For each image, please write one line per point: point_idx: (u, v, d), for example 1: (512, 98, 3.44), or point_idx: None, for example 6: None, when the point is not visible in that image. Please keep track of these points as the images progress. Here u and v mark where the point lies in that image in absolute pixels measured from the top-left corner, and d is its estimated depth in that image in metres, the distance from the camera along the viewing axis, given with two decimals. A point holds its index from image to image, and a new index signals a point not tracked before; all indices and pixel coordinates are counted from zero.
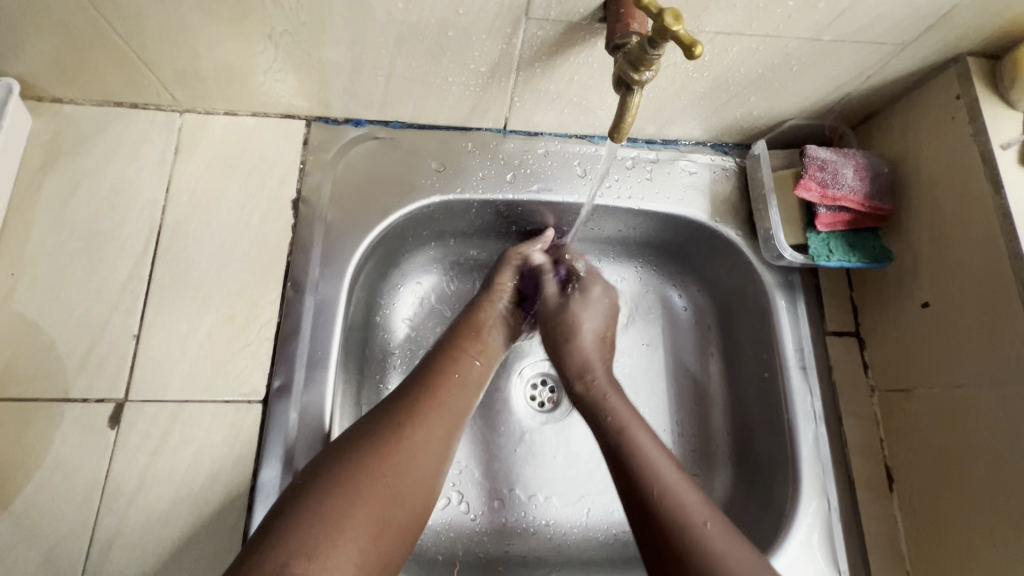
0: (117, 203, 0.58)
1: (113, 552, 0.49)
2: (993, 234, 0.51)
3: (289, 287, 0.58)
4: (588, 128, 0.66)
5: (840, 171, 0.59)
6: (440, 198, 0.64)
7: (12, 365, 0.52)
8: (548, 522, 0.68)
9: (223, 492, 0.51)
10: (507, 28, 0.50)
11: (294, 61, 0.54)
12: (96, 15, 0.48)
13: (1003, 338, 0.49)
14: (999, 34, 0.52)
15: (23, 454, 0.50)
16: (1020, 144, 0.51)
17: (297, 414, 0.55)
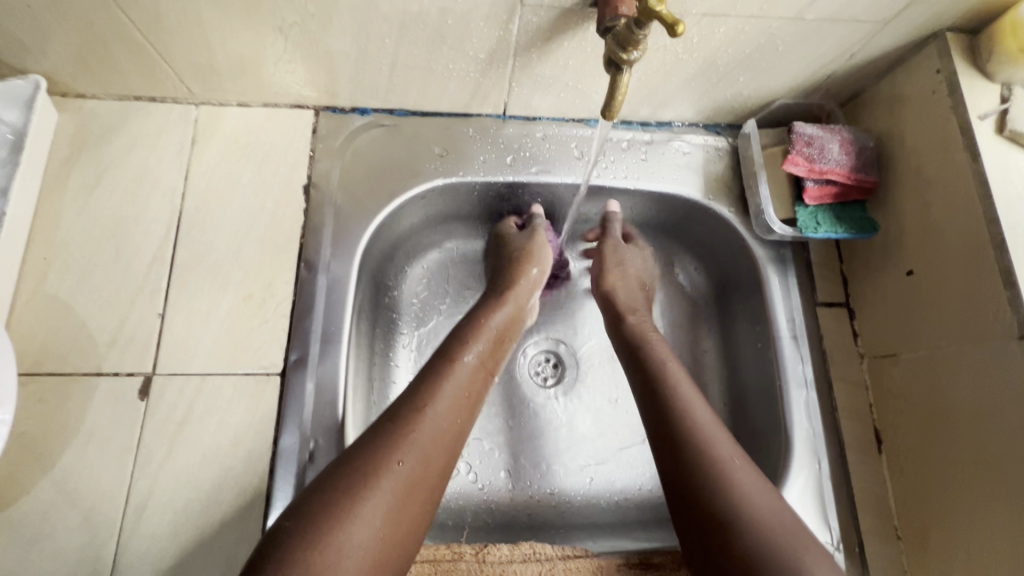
0: (139, 191, 0.62)
1: (146, 513, 0.52)
2: (972, 201, 0.53)
3: (302, 267, 0.62)
4: (584, 111, 0.68)
5: (827, 146, 0.61)
6: (444, 181, 0.67)
7: (47, 343, 0.56)
8: (553, 490, 0.71)
9: (246, 458, 0.55)
10: (503, 15, 0.52)
11: (302, 52, 0.57)
12: (118, 12, 0.51)
13: (981, 299, 0.52)
14: (976, 10, 0.54)
15: (60, 424, 0.54)
16: (997, 114, 0.54)
17: (313, 385, 0.58)
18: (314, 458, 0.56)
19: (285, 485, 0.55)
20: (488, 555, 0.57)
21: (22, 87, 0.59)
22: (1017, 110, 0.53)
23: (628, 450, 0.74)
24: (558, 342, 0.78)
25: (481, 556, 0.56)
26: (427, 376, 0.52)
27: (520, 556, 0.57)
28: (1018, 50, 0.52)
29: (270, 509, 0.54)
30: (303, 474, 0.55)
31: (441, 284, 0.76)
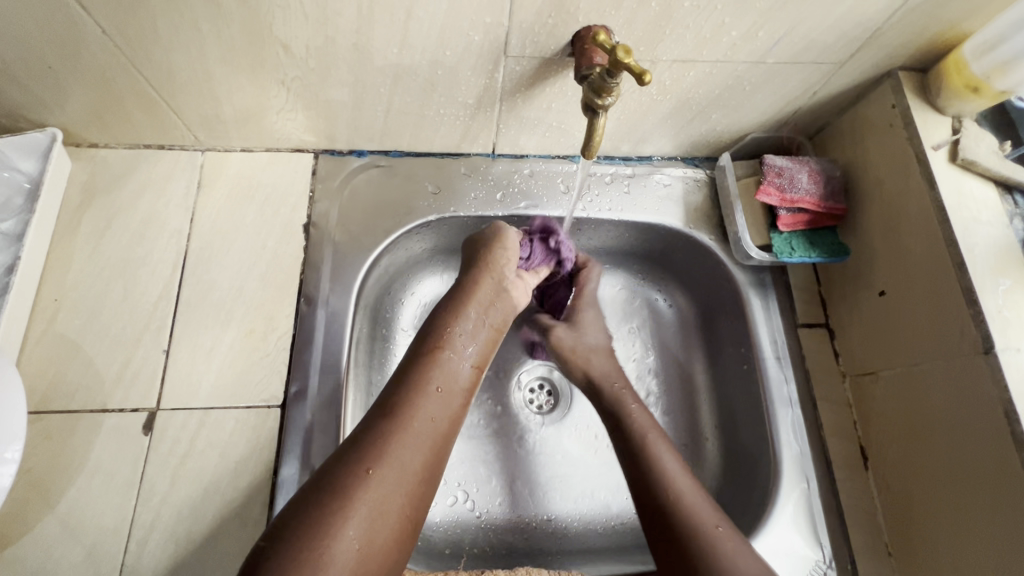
0: (147, 233, 0.65)
1: (148, 547, 0.53)
2: (932, 224, 0.56)
3: (302, 302, 0.64)
4: (569, 148, 0.72)
5: (796, 176, 0.65)
6: (437, 218, 0.71)
7: (56, 380, 0.58)
8: (549, 517, 0.72)
9: (247, 489, 0.56)
10: (489, 66, 0.57)
11: (303, 102, 0.61)
12: (133, 70, 0.56)
13: (948, 317, 0.54)
14: (924, 51, 0.58)
15: (66, 460, 0.56)
16: (949, 144, 0.58)
17: (313, 416, 0.60)
18: None
19: None
20: None
21: (39, 138, 0.63)
22: (967, 141, 0.57)
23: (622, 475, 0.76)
24: (551, 369, 0.81)
25: None
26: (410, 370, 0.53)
27: None
28: (962, 87, 0.57)
29: None
30: None
31: None
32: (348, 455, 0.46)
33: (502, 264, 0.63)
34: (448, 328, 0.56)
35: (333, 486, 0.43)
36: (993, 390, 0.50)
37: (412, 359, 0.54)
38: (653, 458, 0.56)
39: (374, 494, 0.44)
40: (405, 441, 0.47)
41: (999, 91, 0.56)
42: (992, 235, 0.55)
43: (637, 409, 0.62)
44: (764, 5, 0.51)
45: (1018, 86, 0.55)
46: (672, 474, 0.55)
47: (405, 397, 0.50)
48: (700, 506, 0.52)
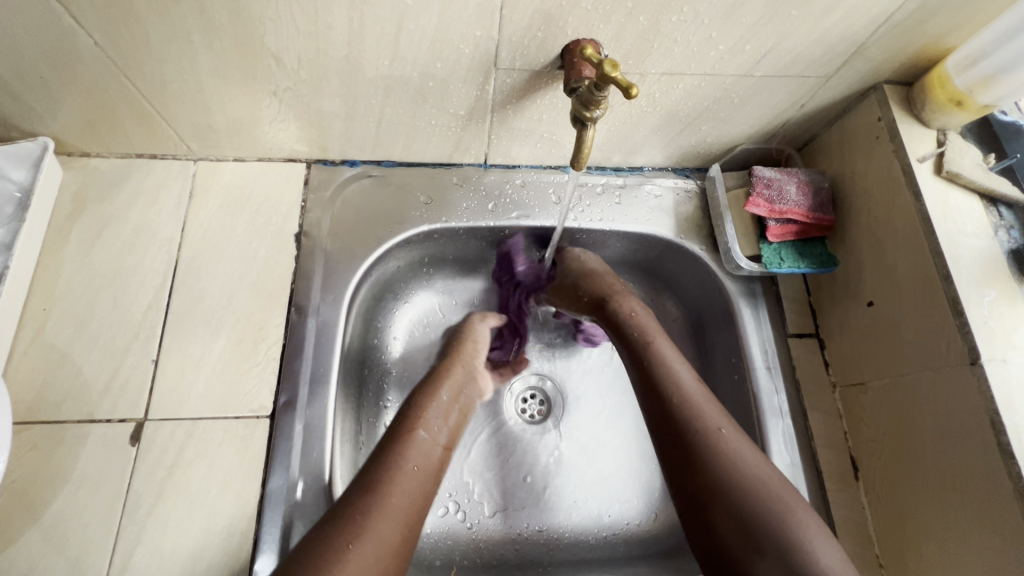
0: (138, 242, 0.65)
1: (134, 560, 0.53)
2: (918, 236, 0.57)
3: (292, 311, 0.64)
4: (560, 159, 0.73)
5: (784, 188, 0.66)
6: (428, 228, 0.71)
7: (43, 390, 0.58)
8: (540, 528, 0.72)
9: (234, 500, 0.56)
10: (480, 78, 0.57)
11: (295, 112, 0.62)
12: (125, 81, 0.56)
13: (935, 329, 0.55)
14: (909, 65, 0.59)
15: (52, 471, 0.55)
16: (935, 157, 0.59)
17: (302, 426, 0.60)
18: (302, 500, 0.57)
19: (272, 529, 0.55)
20: None
21: (30, 148, 0.63)
22: (952, 154, 0.58)
23: (613, 485, 0.75)
24: (543, 378, 0.80)
25: None
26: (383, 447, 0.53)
27: None
28: (946, 101, 0.58)
29: (258, 553, 0.54)
30: (290, 517, 0.56)
31: (428, 323, 0.79)
32: (323, 535, 0.45)
33: (468, 356, 0.69)
34: (421, 411, 0.58)
35: (312, 563, 0.43)
36: (980, 401, 0.50)
37: (389, 436, 0.55)
38: (691, 409, 0.53)
39: (349, 571, 0.43)
40: (382, 518, 0.47)
41: (982, 105, 0.57)
42: (978, 247, 0.55)
43: (670, 351, 0.60)
44: (750, 19, 0.51)
45: (1001, 100, 0.56)
46: (710, 424, 0.52)
47: (378, 474, 0.50)
48: (751, 458, 0.50)
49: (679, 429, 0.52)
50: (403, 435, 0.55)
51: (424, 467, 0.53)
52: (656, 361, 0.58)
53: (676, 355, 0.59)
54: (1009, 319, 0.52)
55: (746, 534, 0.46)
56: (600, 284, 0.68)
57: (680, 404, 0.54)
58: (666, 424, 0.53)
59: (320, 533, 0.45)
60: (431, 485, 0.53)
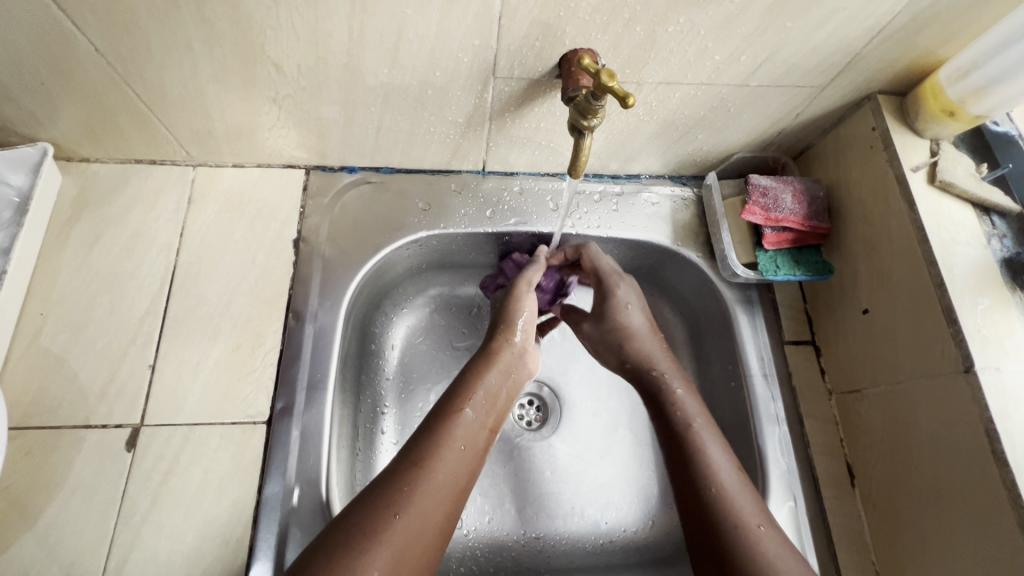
0: (136, 248, 0.65)
1: (127, 567, 0.52)
2: (912, 244, 0.57)
3: (290, 317, 0.64)
4: (558, 166, 0.73)
5: (780, 196, 0.66)
6: (427, 234, 0.71)
7: (39, 396, 0.58)
8: (537, 535, 0.72)
9: (229, 507, 0.56)
10: (478, 86, 0.58)
11: (294, 119, 0.62)
12: (125, 87, 0.56)
13: (929, 337, 0.55)
14: (902, 76, 0.60)
15: (46, 477, 0.55)
16: (928, 166, 0.59)
17: (298, 432, 0.60)
18: (298, 506, 0.57)
19: (268, 536, 0.55)
20: None
21: (30, 153, 0.63)
22: (944, 163, 0.59)
23: (609, 492, 0.75)
24: (540, 384, 0.80)
25: None
26: (430, 423, 0.54)
27: None
28: (939, 111, 0.58)
29: (253, 560, 0.54)
30: (285, 523, 0.56)
31: (427, 329, 0.79)
32: (371, 502, 0.46)
33: (514, 334, 0.65)
34: (469, 391, 0.57)
35: (359, 526, 0.44)
36: (974, 409, 0.51)
37: (436, 412, 0.55)
38: (728, 502, 0.50)
39: (390, 543, 0.44)
40: (424, 494, 0.48)
41: (974, 116, 0.57)
42: (971, 256, 0.56)
43: (714, 447, 0.55)
44: (745, 30, 0.52)
45: (993, 110, 0.57)
46: (748, 519, 0.49)
47: (425, 447, 0.51)
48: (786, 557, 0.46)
49: (715, 521, 0.49)
50: (449, 412, 0.55)
51: (469, 447, 0.53)
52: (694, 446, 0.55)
53: (714, 438, 0.56)
54: (1002, 327, 0.53)
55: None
56: (643, 354, 0.65)
57: (716, 496, 0.51)
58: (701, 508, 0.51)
59: (367, 501, 0.47)
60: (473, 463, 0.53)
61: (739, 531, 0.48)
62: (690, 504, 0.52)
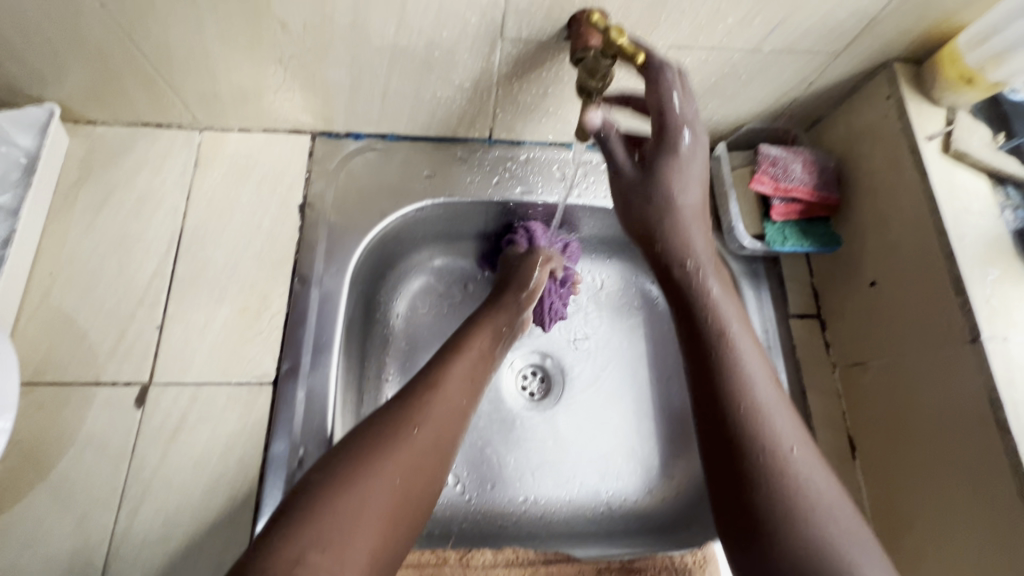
0: (144, 210, 0.66)
1: (139, 518, 0.54)
2: (923, 215, 0.57)
3: (296, 281, 0.65)
4: (565, 135, 0.72)
5: (790, 166, 0.65)
6: (432, 202, 0.71)
7: (49, 353, 0.59)
8: (538, 501, 0.73)
9: (237, 464, 0.57)
10: (485, 48, 0.57)
11: (300, 82, 0.62)
12: (131, 46, 0.56)
13: (938, 307, 0.54)
14: (920, 43, 0.58)
15: (58, 431, 0.56)
16: (943, 136, 0.58)
17: (304, 393, 0.60)
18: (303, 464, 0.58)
19: (274, 492, 0.56)
20: (470, 560, 0.56)
21: (36, 113, 0.63)
22: (960, 133, 0.58)
23: (610, 460, 0.76)
24: (543, 356, 0.81)
25: (465, 560, 0.56)
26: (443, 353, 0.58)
27: (503, 560, 0.57)
28: (957, 78, 0.57)
29: (259, 516, 0.55)
30: (292, 480, 0.57)
31: (432, 300, 0.79)
32: (382, 414, 0.50)
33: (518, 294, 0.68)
34: (474, 332, 0.61)
35: (376, 433, 0.48)
36: (979, 378, 0.50)
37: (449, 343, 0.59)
38: (756, 415, 0.42)
39: (399, 455, 0.47)
40: (429, 413, 0.50)
41: (992, 83, 0.56)
42: (982, 227, 0.55)
43: (747, 340, 0.47)
44: None
45: (1012, 77, 0.55)
46: (779, 440, 0.42)
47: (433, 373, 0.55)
48: (816, 478, 0.40)
49: (742, 444, 0.42)
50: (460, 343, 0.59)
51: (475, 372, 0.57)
52: (730, 365, 0.45)
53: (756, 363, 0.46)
54: (1012, 298, 0.52)
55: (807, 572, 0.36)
56: (678, 238, 0.51)
57: (747, 414, 0.42)
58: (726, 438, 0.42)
59: (387, 413, 0.50)
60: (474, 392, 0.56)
61: (775, 456, 0.41)
62: (716, 428, 0.43)
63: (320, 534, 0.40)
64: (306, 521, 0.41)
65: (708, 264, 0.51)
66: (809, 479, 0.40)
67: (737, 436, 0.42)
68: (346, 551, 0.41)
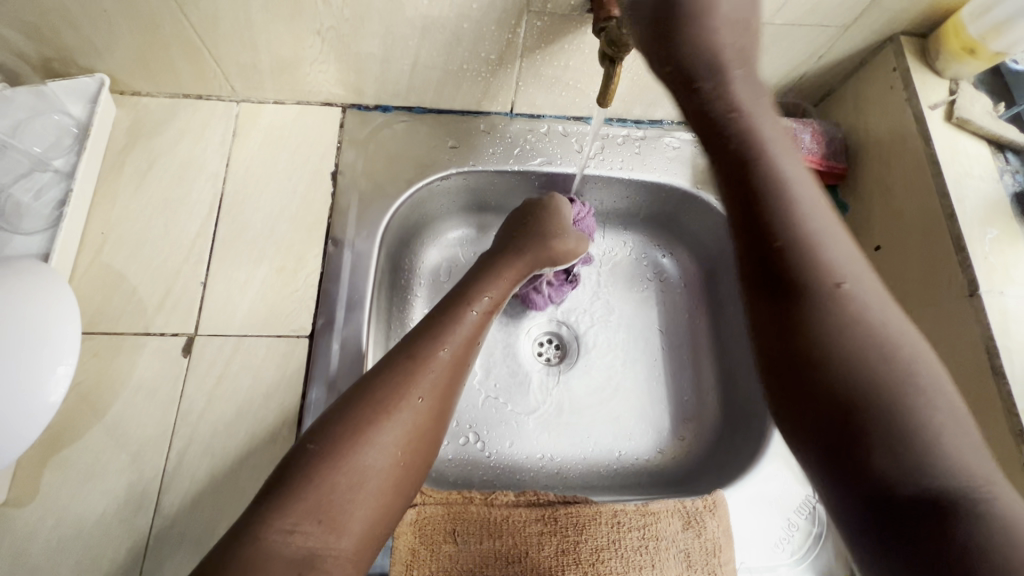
0: (186, 175, 0.70)
1: (188, 456, 0.58)
2: (926, 178, 0.60)
3: (329, 243, 0.69)
4: (584, 109, 0.76)
5: (799, 136, 0.68)
6: (456, 171, 0.75)
7: (103, 306, 0.63)
8: (554, 458, 0.77)
9: (278, 409, 0.61)
10: (512, 20, 0.60)
11: (335, 53, 0.65)
12: (181, 18, 0.60)
13: (941, 265, 0.57)
14: (926, 17, 0.61)
15: (112, 376, 0.60)
16: (946, 104, 0.61)
17: (338, 346, 0.64)
18: None
19: None
20: (493, 501, 0.59)
21: (88, 84, 0.68)
22: (963, 101, 0.60)
23: (622, 422, 0.79)
24: (559, 324, 0.84)
25: (488, 500, 0.59)
26: (437, 318, 0.58)
27: (524, 501, 0.60)
28: (960, 49, 0.60)
29: None
30: None
31: (453, 269, 0.82)
32: (376, 380, 0.51)
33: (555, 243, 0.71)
34: (489, 291, 0.63)
35: (371, 403, 0.49)
36: (977, 329, 0.53)
37: (442, 306, 0.60)
38: (814, 256, 0.37)
39: (392, 428, 0.48)
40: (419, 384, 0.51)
41: (995, 53, 0.59)
42: (983, 190, 0.58)
43: (788, 160, 0.40)
44: None
45: (1013, 47, 0.58)
46: (831, 267, 0.37)
47: (428, 339, 0.55)
48: (871, 300, 0.37)
49: (800, 296, 0.37)
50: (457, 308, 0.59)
51: (470, 336, 0.58)
52: (771, 187, 0.38)
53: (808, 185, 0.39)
54: (1010, 255, 0.55)
55: (870, 409, 0.33)
56: (698, 54, 0.41)
57: (796, 247, 0.37)
58: (778, 272, 0.37)
59: (378, 380, 0.51)
60: (467, 356, 0.57)
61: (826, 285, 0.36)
62: (767, 279, 0.38)
63: (315, 509, 0.43)
64: (299, 496, 0.43)
65: (744, 81, 0.42)
66: (879, 317, 0.36)
67: (790, 272, 0.37)
68: (342, 521, 0.44)
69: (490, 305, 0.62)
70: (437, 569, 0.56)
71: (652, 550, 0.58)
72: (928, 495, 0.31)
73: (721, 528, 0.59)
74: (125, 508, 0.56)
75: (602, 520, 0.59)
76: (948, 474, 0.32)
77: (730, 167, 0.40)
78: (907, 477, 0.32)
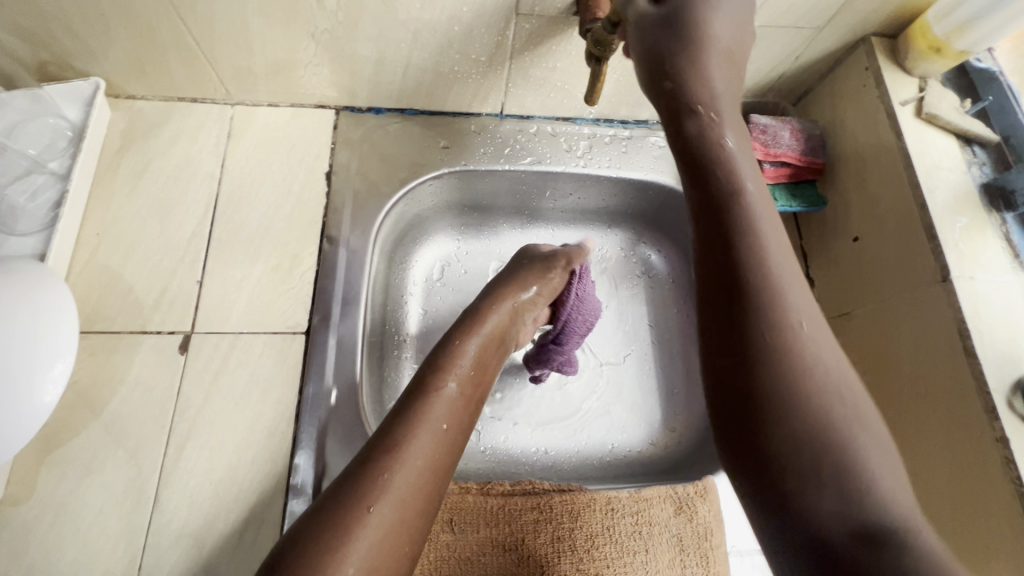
0: (181, 177, 0.71)
1: (186, 451, 0.59)
2: (899, 171, 0.62)
3: (325, 241, 0.70)
4: (572, 110, 0.78)
5: (779, 133, 0.71)
6: (448, 170, 0.76)
7: (99, 305, 0.63)
8: (547, 452, 0.78)
9: (275, 404, 0.62)
10: (501, 23, 0.63)
11: (330, 56, 0.67)
12: (178, 22, 0.61)
13: (915, 252, 0.60)
14: (894, 19, 0.65)
15: (109, 374, 0.61)
16: (916, 101, 0.64)
17: (334, 341, 0.65)
18: (336, 405, 0.63)
19: (309, 430, 0.61)
20: (489, 491, 0.60)
21: (83, 87, 0.69)
22: (931, 98, 0.64)
23: (615, 415, 0.81)
24: None
25: (484, 490, 0.60)
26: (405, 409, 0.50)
27: (520, 490, 0.61)
28: (927, 49, 0.63)
29: (297, 449, 0.60)
30: (323, 419, 0.62)
31: (446, 268, 0.84)
32: (342, 491, 0.43)
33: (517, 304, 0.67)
34: (450, 372, 0.56)
35: (332, 522, 0.41)
36: (950, 312, 0.56)
37: (410, 392, 0.53)
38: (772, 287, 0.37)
39: (373, 529, 0.41)
40: (400, 473, 0.44)
41: (959, 52, 0.62)
42: (952, 181, 0.61)
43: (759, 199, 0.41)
44: None
45: (976, 46, 0.61)
46: (790, 317, 0.37)
47: (399, 430, 0.48)
48: (825, 354, 0.37)
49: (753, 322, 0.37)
50: (426, 391, 0.52)
51: (447, 422, 0.51)
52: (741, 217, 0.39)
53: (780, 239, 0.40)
54: (978, 241, 0.58)
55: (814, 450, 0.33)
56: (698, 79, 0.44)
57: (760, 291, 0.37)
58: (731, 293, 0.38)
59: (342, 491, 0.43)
60: (445, 450, 0.49)
61: (774, 333, 0.36)
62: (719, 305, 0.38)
63: None
64: None
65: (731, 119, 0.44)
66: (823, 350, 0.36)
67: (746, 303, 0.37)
68: None
69: (462, 383, 0.55)
70: (435, 557, 0.57)
71: (646, 535, 0.60)
72: (855, 528, 0.31)
73: (712, 512, 0.61)
74: (123, 504, 0.56)
75: (596, 507, 0.60)
76: (873, 509, 0.32)
77: (707, 205, 0.41)
78: (846, 514, 0.32)
